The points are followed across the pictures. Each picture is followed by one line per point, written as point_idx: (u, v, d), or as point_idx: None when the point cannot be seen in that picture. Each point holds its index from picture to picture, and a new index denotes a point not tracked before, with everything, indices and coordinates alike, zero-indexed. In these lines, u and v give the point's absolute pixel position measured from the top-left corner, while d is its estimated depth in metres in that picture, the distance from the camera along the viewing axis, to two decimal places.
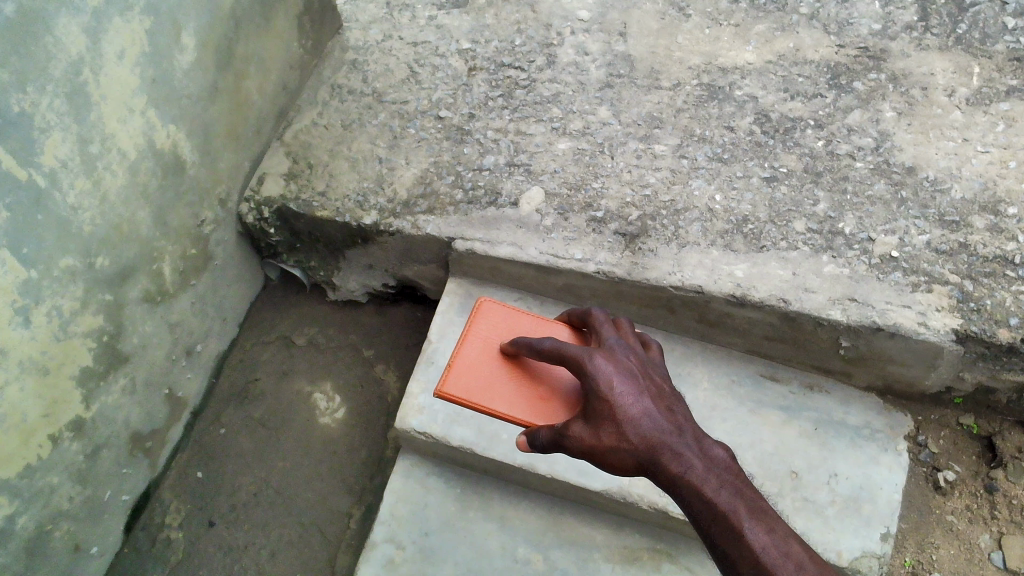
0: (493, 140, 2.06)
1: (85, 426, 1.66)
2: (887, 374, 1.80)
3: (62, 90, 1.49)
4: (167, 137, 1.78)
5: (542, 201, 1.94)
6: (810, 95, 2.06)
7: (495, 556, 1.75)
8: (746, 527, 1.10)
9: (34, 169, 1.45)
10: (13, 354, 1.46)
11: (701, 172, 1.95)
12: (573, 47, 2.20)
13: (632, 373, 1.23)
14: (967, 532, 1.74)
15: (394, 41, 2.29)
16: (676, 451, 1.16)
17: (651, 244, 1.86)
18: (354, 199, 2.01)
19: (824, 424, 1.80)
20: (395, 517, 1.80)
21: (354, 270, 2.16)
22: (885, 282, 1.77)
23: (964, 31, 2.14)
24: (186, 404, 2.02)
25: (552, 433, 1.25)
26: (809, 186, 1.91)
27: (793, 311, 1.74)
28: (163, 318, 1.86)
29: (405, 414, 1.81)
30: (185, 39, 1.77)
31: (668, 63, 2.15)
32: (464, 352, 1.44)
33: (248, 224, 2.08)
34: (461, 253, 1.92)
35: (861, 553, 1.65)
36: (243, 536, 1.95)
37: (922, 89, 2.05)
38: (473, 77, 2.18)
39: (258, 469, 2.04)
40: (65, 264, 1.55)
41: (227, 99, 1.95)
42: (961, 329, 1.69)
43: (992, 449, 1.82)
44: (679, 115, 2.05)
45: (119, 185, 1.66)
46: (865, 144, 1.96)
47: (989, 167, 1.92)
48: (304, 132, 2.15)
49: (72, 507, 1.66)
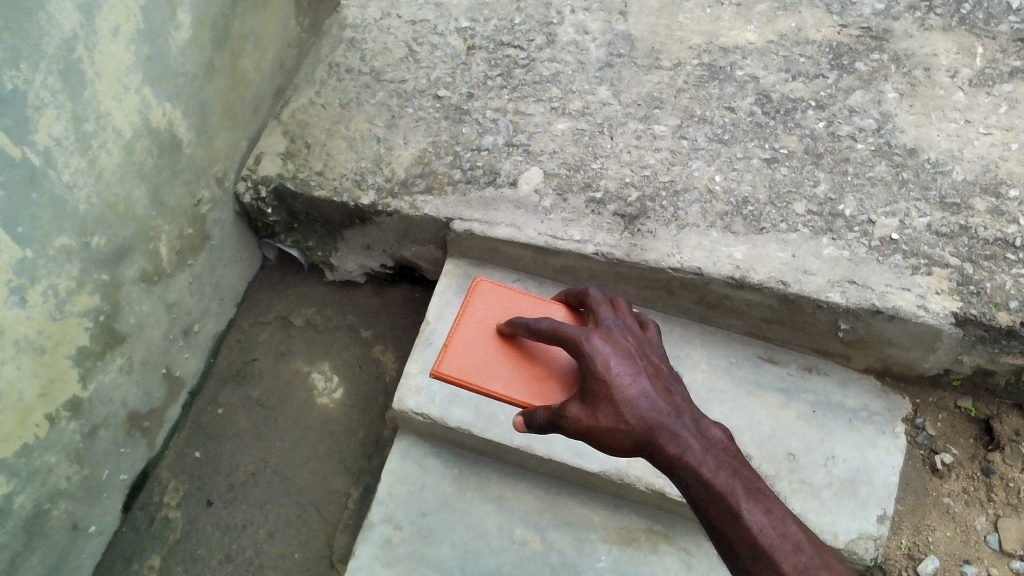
0: (492, 120, 2.04)
1: (83, 404, 1.66)
2: (885, 357, 1.79)
3: (55, 67, 1.47)
4: (163, 116, 1.76)
5: (541, 181, 1.93)
6: (812, 75, 2.04)
7: (492, 537, 1.76)
8: (743, 508, 1.10)
9: (28, 148, 1.44)
10: (9, 334, 1.46)
11: (702, 153, 1.94)
12: (573, 26, 2.18)
13: (630, 354, 1.22)
14: (963, 515, 1.73)
15: (392, 19, 2.26)
16: (673, 432, 1.16)
17: (651, 226, 1.85)
18: (352, 179, 2.01)
19: (822, 407, 1.80)
20: (392, 497, 1.80)
21: (353, 252, 2.15)
22: (885, 265, 1.76)
23: (968, 11, 2.12)
24: (184, 384, 2.02)
25: (549, 414, 1.25)
26: (809, 168, 1.90)
27: (793, 293, 1.73)
28: (160, 298, 1.85)
29: (403, 395, 1.81)
30: (180, 16, 1.75)
31: (668, 43, 2.12)
32: (460, 333, 1.44)
33: (246, 204, 2.07)
34: (460, 234, 1.92)
35: (858, 534, 1.65)
36: (242, 516, 1.95)
37: (924, 70, 2.03)
38: (472, 56, 2.16)
39: (256, 448, 2.04)
40: (61, 243, 1.54)
41: (223, 77, 1.94)
42: (961, 312, 1.69)
43: (990, 432, 1.81)
44: (679, 96, 2.03)
45: (114, 164, 1.65)
46: (866, 126, 1.95)
47: (991, 150, 1.90)
48: (301, 111, 2.13)
49: (70, 486, 1.66)
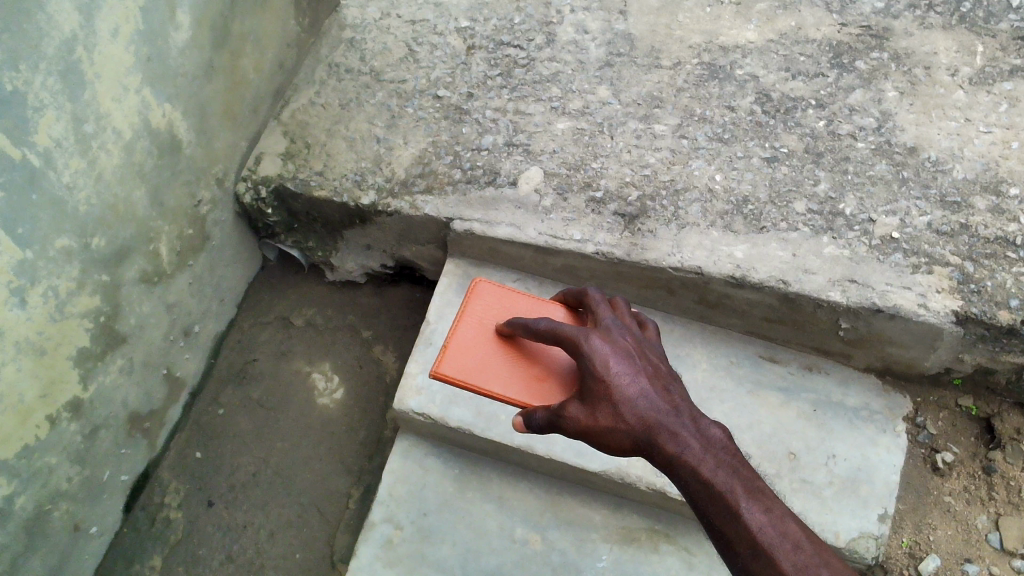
0: (492, 120, 2.04)
1: (83, 406, 1.66)
2: (886, 356, 1.79)
3: (55, 68, 1.47)
4: (163, 116, 1.76)
5: (541, 180, 1.93)
6: (812, 74, 2.04)
7: (493, 537, 1.76)
8: (743, 507, 1.10)
9: (28, 149, 1.44)
10: (10, 335, 1.45)
11: (702, 152, 1.94)
12: (572, 25, 2.18)
13: (629, 353, 1.22)
14: (964, 514, 1.73)
15: (392, 19, 2.26)
16: (673, 432, 1.16)
17: (651, 225, 1.85)
18: (352, 179, 2.00)
19: (822, 406, 1.80)
20: (393, 497, 1.80)
21: (353, 252, 2.15)
22: (886, 263, 1.76)
23: (968, 9, 2.11)
24: (185, 384, 2.02)
25: (549, 414, 1.25)
26: (809, 167, 1.90)
27: (793, 292, 1.73)
28: (160, 298, 1.85)
29: (404, 395, 1.81)
30: (180, 17, 1.75)
31: (668, 42, 2.12)
32: (459, 333, 1.44)
33: (246, 204, 2.07)
34: (460, 234, 1.91)
35: (859, 533, 1.65)
36: (243, 516, 1.95)
37: (924, 68, 2.03)
38: (472, 56, 2.16)
39: (257, 448, 2.04)
40: (61, 244, 1.54)
41: (222, 77, 1.94)
42: (961, 311, 1.69)
43: (990, 430, 1.81)
44: (679, 95, 2.03)
45: (114, 165, 1.65)
46: (866, 124, 1.95)
47: (991, 148, 1.90)
48: (301, 111, 2.13)
49: (71, 487, 1.66)
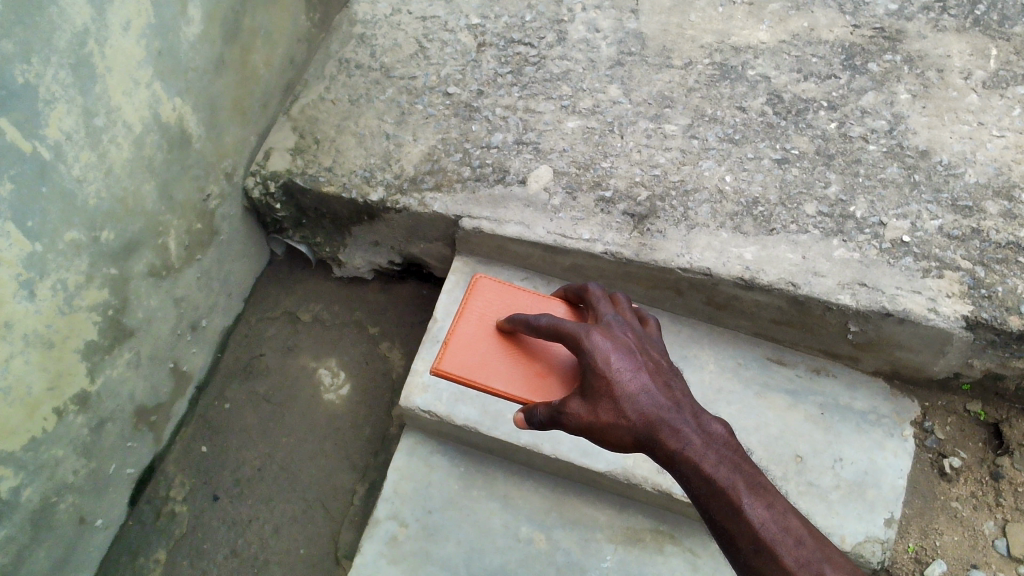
0: (501, 118, 2.03)
1: (91, 399, 1.66)
2: (894, 359, 1.79)
3: (67, 61, 1.47)
4: (173, 111, 1.76)
5: (549, 179, 1.93)
6: (824, 76, 2.03)
7: (498, 535, 1.75)
8: (745, 502, 1.09)
9: (38, 142, 1.44)
10: (18, 328, 1.46)
11: (713, 153, 1.93)
12: (584, 23, 2.17)
13: (630, 349, 1.22)
14: (971, 519, 1.72)
15: (402, 15, 2.26)
16: (674, 427, 1.15)
17: (660, 226, 1.84)
18: (360, 175, 2.00)
19: (830, 409, 1.79)
20: (398, 494, 1.80)
21: (361, 248, 2.14)
22: (896, 267, 1.75)
23: (982, 12, 2.10)
24: (191, 378, 2.02)
25: (550, 410, 1.24)
26: (820, 169, 1.89)
27: (802, 295, 1.73)
28: (168, 292, 1.85)
29: (410, 392, 1.81)
30: (191, 11, 1.75)
31: (679, 41, 2.11)
32: (459, 330, 1.43)
33: (254, 199, 2.07)
34: (469, 232, 1.91)
35: (864, 537, 1.64)
36: (247, 510, 1.96)
37: (937, 71, 2.02)
38: (482, 53, 2.15)
39: (263, 443, 2.04)
40: (71, 237, 1.54)
41: (233, 72, 1.94)
42: (972, 316, 1.68)
43: (998, 436, 1.79)
44: (690, 95, 2.02)
45: (125, 158, 1.65)
46: (878, 127, 1.94)
47: (1004, 152, 1.89)
48: (310, 107, 2.13)
49: (77, 479, 1.67)
